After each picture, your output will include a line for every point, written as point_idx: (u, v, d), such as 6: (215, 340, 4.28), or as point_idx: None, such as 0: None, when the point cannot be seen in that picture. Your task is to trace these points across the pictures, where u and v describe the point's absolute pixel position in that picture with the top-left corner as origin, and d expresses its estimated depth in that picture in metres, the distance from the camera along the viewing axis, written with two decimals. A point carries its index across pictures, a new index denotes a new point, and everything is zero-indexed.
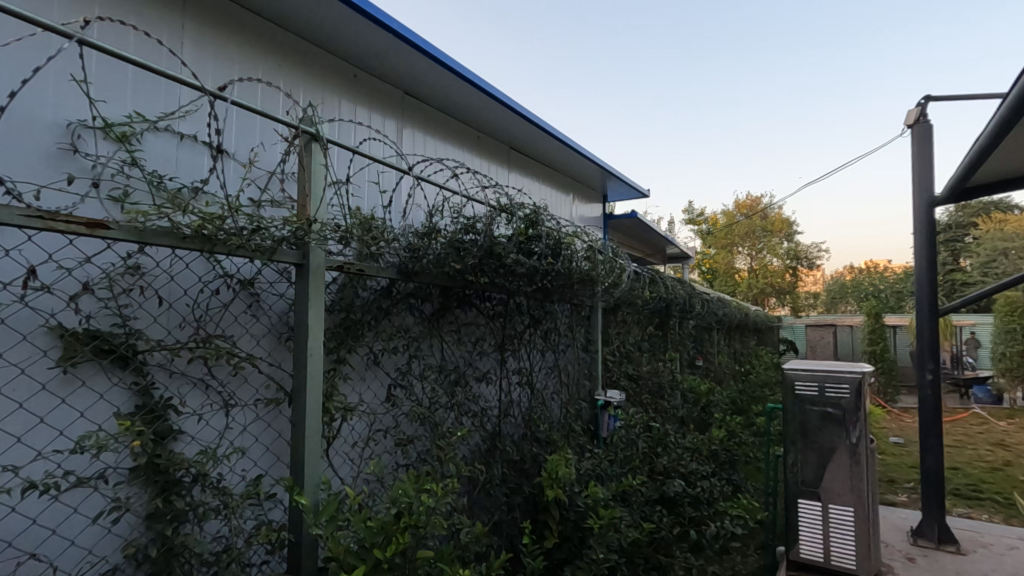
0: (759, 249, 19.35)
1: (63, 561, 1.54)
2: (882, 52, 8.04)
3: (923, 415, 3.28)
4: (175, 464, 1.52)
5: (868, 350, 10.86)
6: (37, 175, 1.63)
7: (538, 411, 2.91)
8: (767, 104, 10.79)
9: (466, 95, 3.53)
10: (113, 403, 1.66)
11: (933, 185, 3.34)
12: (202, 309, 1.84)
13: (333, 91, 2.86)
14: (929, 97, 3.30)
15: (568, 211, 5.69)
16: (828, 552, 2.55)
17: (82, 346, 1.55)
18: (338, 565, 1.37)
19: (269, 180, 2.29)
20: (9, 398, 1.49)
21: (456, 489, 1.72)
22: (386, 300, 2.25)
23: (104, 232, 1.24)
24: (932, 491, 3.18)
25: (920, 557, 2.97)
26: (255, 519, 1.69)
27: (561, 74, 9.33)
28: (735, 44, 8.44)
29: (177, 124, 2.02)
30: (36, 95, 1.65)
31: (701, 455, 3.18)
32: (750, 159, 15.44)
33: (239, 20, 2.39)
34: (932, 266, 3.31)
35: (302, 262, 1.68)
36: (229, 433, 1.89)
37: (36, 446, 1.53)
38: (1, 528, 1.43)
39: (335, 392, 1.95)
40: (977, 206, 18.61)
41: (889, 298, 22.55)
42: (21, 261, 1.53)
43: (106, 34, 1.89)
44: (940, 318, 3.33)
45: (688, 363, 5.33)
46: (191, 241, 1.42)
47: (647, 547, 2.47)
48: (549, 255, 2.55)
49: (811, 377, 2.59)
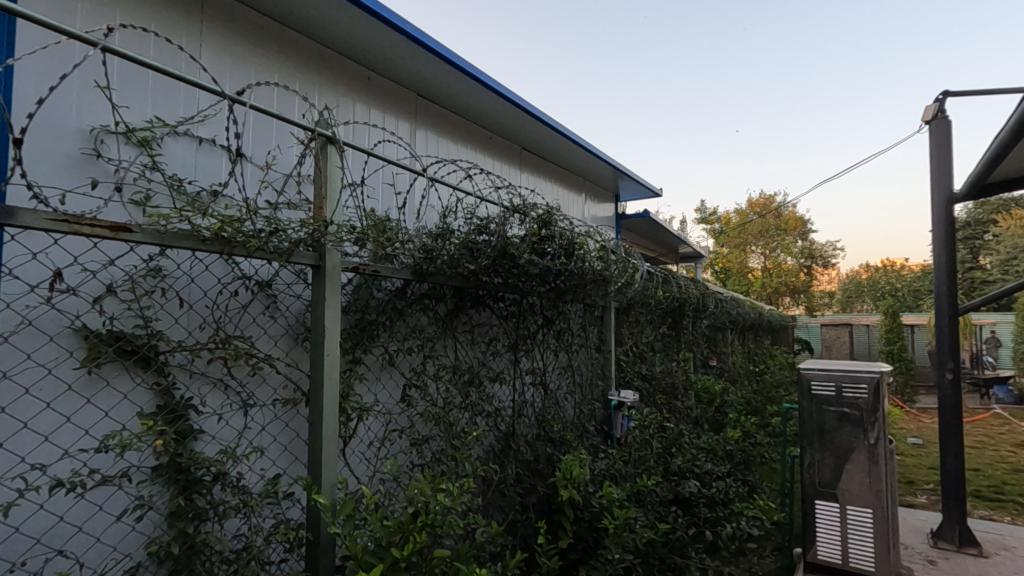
0: (773, 248, 19.16)
1: (89, 557, 1.58)
2: (901, 49, 7.97)
3: (943, 415, 3.22)
4: (196, 463, 1.55)
5: (885, 350, 10.68)
6: (63, 179, 1.67)
7: (551, 411, 2.93)
8: (782, 103, 10.72)
9: (478, 96, 3.54)
10: (136, 403, 1.70)
11: (952, 182, 3.28)
12: (221, 311, 1.87)
13: (348, 93, 2.89)
14: (947, 93, 3.24)
15: (580, 210, 5.67)
16: (846, 554, 2.52)
17: (105, 347, 1.59)
18: (356, 564, 1.38)
19: (285, 182, 2.34)
20: (38, 398, 1.53)
21: (471, 488, 1.71)
22: (401, 300, 2.27)
23: (127, 236, 1.26)
24: (954, 493, 3.13)
25: (942, 560, 2.91)
26: (273, 518, 1.71)
27: (572, 75, 9.36)
28: (752, 45, 8.43)
29: (196, 129, 2.05)
30: (61, 102, 1.69)
31: (716, 455, 3.16)
32: (763, 157, 15.32)
33: (254, 24, 2.42)
34: (952, 263, 3.25)
35: (318, 263, 1.69)
36: (248, 433, 1.93)
37: (62, 445, 1.57)
38: (29, 526, 1.47)
39: (350, 392, 1.98)
40: (998, 202, 18.19)
41: (908, 298, 22.17)
42: (48, 264, 1.57)
43: (128, 41, 1.93)
44: (960, 316, 3.27)
45: (701, 363, 5.31)
46: (210, 243, 1.44)
47: (663, 548, 2.44)
48: (562, 255, 2.57)
49: (827, 376, 2.56)
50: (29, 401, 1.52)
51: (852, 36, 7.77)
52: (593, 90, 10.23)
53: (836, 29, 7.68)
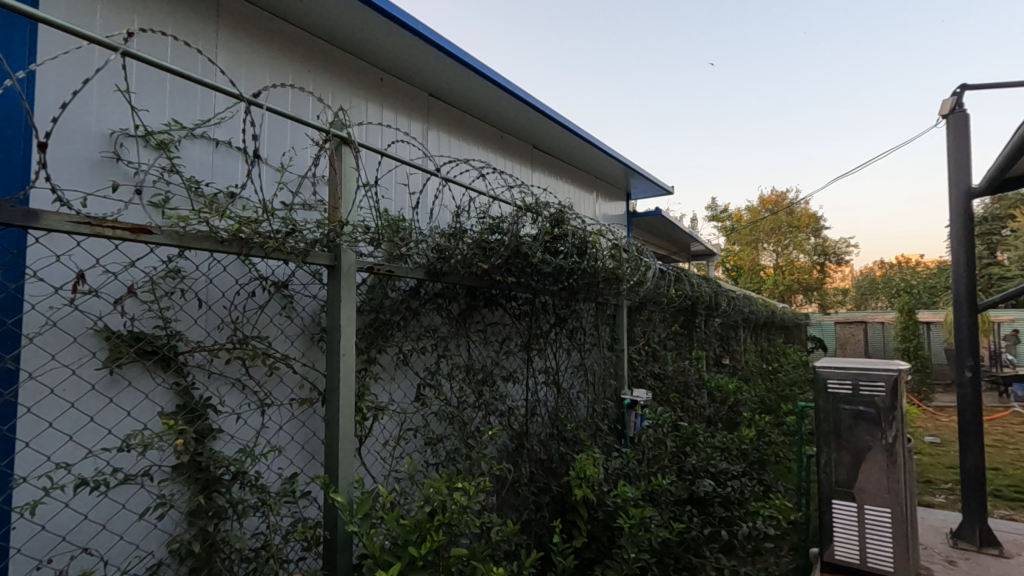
0: (784, 245, 18.99)
1: (113, 555, 1.60)
2: (914, 39, 7.84)
3: (962, 414, 3.17)
4: (215, 462, 1.57)
5: (901, 347, 10.50)
6: (84, 183, 1.69)
7: (564, 410, 2.93)
8: (794, 98, 10.63)
9: (489, 95, 3.53)
10: (156, 403, 1.72)
11: (971, 176, 3.23)
12: (239, 311, 1.89)
13: (361, 94, 2.90)
14: (965, 86, 3.20)
15: (592, 208, 5.65)
16: (864, 554, 2.49)
17: (126, 348, 1.61)
18: (374, 562, 1.39)
19: (301, 184, 2.36)
20: (62, 398, 1.55)
21: (488, 487, 1.71)
22: (414, 300, 2.28)
23: (147, 237, 1.27)
24: (974, 492, 3.08)
25: (962, 560, 2.88)
26: (291, 516, 1.72)
27: (580, 73, 9.37)
28: (763, 41, 8.38)
29: (213, 132, 2.07)
30: (82, 106, 1.71)
31: (731, 454, 3.13)
32: (773, 152, 15.20)
33: (268, 26, 2.43)
34: (971, 259, 3.19)
35: (334, 263, 1.70)
36: (266, 432, 1.95)
37: (86, 444, 1.59)
38: (55, 524, 1.50)
39: (365, 392, 2.00)
40: (1015, 196, 17.77)
41: (922, 295, 21.84)
42: (71, 266, 1.59)
43: (146, 45, 1.96)
44: (980, 312, 3.21)
45: (714, 361, 5.28)
46: (228, 244, 1.45)
47: (678, 547, 2.43)
48: (574, 254, 2.56)
49: (844, 373, 2.54)
50: (54, 400, 1.54)
51: (866, 29, 7.68)
52: (603, 87, 10.18)
53: (848, 22, 7.59)
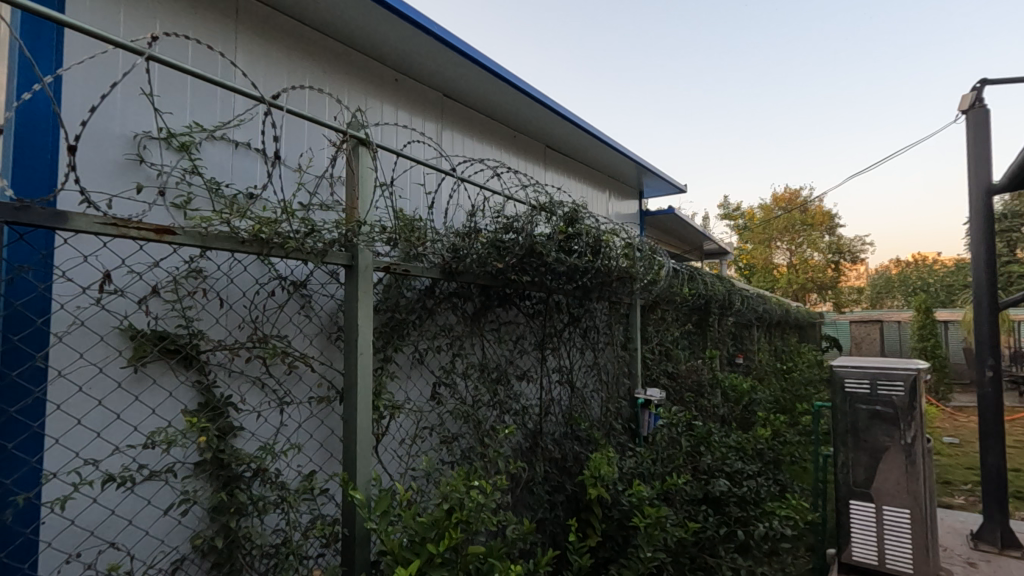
0: (798, 243, 18.71)
1: (139, 549, 1.63)
2: (932, 28, 7.69)
3: (983, 414, 3.11)
4: (237, 459, 1.59)
5: (919, 346, 10.32)
6: (108, 185, 1.73)
7: (578, 409, 2.93)
8: (810, 92, 10.42)
9: (503, 95, 3.53)
10: (180, 400, 1.76)
11: (990, 172, 3.18)
12: (259, 310, 1.92)
13: (376, 95, 2.93)
14: (985, 80, 3.14)
15: (604, 207, 5.64)
16: (882, 555, 2.47)
17: (151, 347, 1.65)
18: (393, 559, 1.40)
19: (319, 184, 2.40)
20: (89, 395, 1.59)
21: (504, 485, 1.71)
22: (429, 299, 2.29)
23: (171, 238, 1.30)
24: (996, 493, 3.03)
25: (982, 562, 2.83)
26: (310, 514, 1.73)
27: (592, 67, 9.23)
28: (780, 32, 8.19)
29: (232, 133, 2.10)
30: (107, 109, 1.74)
31: (746, 454, 3.10)
32: (788, 149, 14.99)
33: (285, 28, 2.45)
34: (992, 258, 3.13)
35: (351, 263, 1.71)
36: (286, 429, 1.98)
37: (113, 440, 1.62)
38: (84, 518, 1.53)
39: (382, 390, 2.02)
40: None
41: (941, 292, 21.51)
42: (98, 266, 1.63)
43: (168, 49, 1.99)
44: (1000, 311, 3.16)
45: (728, 360, 5.23)
46: (249, 244, 1.48)
47: (693, 547, 2.42)
48: (588, 253, 2.55)
49: (861, 372, 2.51)
50: (83, 398, 1.58)
51: (886, 20, 7.51)
52: (615, 82, 10.09)
53: (864, 15, 7.45)
